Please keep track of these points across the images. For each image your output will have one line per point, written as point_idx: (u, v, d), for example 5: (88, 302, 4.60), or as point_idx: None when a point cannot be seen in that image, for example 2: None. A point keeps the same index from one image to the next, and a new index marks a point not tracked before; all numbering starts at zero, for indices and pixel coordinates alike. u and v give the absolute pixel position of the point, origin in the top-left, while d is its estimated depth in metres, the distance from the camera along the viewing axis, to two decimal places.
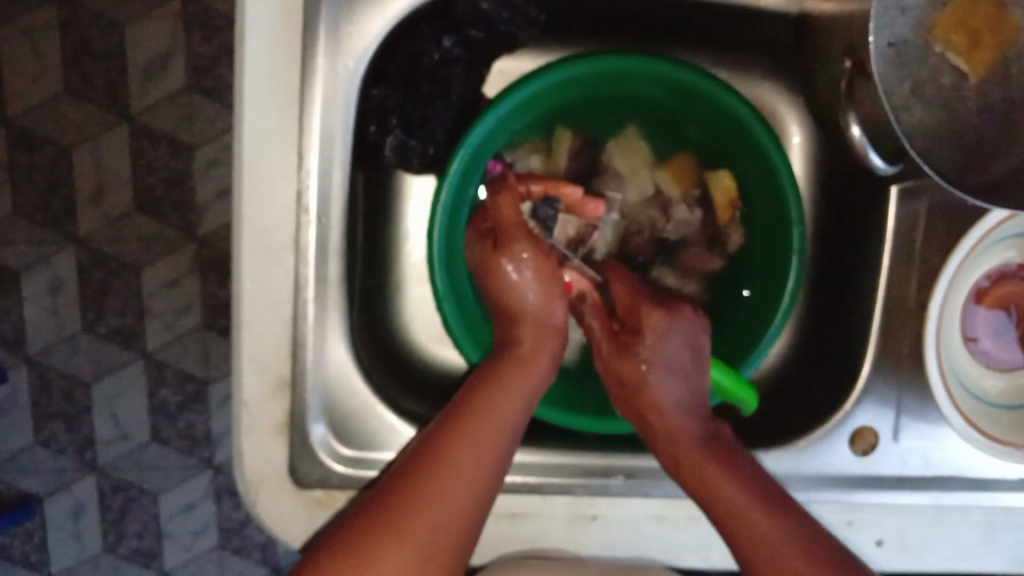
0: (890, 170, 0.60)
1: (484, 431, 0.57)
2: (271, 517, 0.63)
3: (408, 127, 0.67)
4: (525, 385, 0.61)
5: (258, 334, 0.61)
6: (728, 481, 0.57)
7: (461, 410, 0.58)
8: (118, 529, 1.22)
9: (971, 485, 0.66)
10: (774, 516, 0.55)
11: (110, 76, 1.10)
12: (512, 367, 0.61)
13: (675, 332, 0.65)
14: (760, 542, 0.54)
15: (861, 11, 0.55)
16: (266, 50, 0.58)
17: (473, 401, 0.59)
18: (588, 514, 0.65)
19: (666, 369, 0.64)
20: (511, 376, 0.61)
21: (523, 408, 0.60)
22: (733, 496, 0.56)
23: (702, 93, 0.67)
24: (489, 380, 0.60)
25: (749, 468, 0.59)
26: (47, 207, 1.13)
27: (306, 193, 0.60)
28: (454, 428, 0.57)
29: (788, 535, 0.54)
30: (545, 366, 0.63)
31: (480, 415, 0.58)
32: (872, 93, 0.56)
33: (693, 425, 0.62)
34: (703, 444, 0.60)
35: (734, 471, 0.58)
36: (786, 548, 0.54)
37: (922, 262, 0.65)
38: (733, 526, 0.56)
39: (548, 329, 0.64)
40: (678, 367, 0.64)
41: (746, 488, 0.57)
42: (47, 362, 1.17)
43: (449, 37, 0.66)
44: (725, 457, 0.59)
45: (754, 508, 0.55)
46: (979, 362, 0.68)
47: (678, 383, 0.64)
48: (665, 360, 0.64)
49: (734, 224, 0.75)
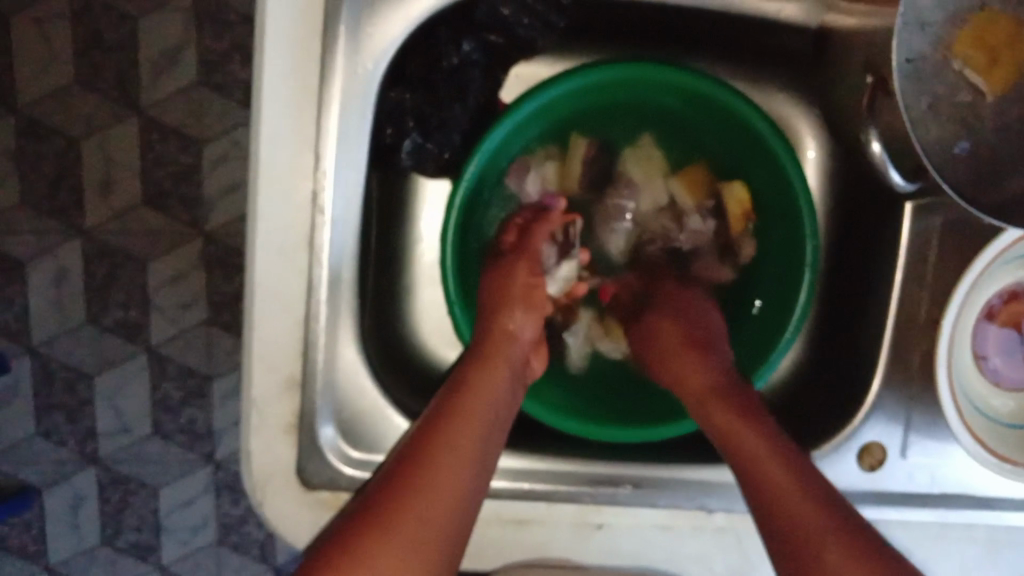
0: (910, 188, 0.60)
1: (464, 428, 0.56)
2: (277, 516, 0.63)
3: (426, 131, 0.66)
4: (486, 410, 0.59)
5: (269, 333, 0.61)
6: (748, 430, 0.58)
7: (431, 429, 0.56)
8: (117, 523, 1.22)
9: (976, 503, 0.66)
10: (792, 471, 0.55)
11: (121, 68, 1.10)
12: (476, 389, 0.60)
13: (700, 308, 0.70)
14: (776, 485, 0.54)
15: (885, 27, 0.54)
16: (286, 47, 0.57)
17: (454, 399, 0.58)
18: (593, 522, 0.65)
19: (683, 317, 0.68)
20: (476, 399, 0.59)
21: (493, 431, 0.58)
22: (752, 442, 0.57)
23: (717, 100, 0.67)
24: (453, 403, 0.58)
25: (762, 419, 0.59)
26: (54, 198, 1.12)
27: (321, 193, 0.59)
28: (427, 441, 0.55)
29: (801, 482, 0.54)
30: (503, 389, 0.61)
31: (452, 434, 0.56)
32: (896, 112, 0.56)
33: (712, 374, 0.63)
34: (729, 392, 0.61)
35: (753, 420, 0.58)
36: (791, 498, 0.53)
37: (934, 279, 0.65)
38: (749, 471, 0.56)
39: (513, 362, 0.64)
40: (695, 320, 0.68)
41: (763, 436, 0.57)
42: (50, 352, 1.17)
43: (468, 41, 0.65)
44: (744, 407, 0.60)
45: (768, 456, 0.56)
46: (988, 381, 0.68)
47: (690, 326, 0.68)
48: (689, 315, 0.69)
49: (748, 236, 0.75)
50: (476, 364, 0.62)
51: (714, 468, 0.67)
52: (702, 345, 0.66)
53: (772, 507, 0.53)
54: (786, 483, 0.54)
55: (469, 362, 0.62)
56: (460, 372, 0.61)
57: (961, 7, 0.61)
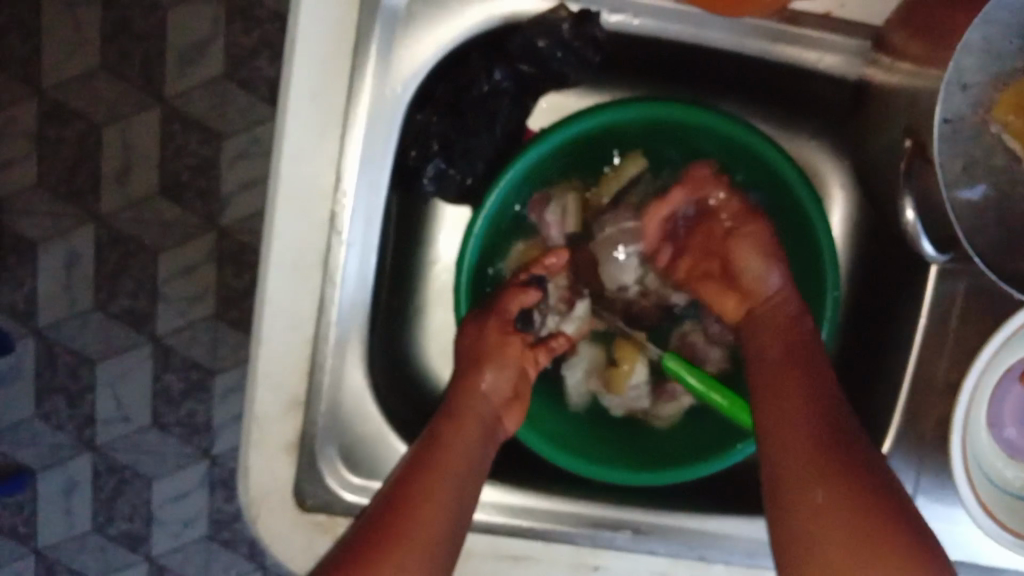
0: (939, 259, 0.58)
1: (446, 478, 0.57)
2: (269, 533, 0.62)
3: (450, 155, 0.65)
4: (454, 474, 0.57)
5: (275, 351, 0.60)
6: (778, 339, 0.63)
7: (407, 484, 0.56)
8: (109, 510, 1.21)
9: (979, 571, 0.66)
10: (839, 448, 0.54)
11: (148, 57, 1.09)
12: (440, 453, 0.58)
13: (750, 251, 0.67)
14: (780, 407, 0.58)
15: (927, 91, 0.53)
16: (315, 66, 0.56)
17: (437, 448, 0.59)
18: (589, 564, 0.64)
19: (767, 258, 0.66)
20: (442, 463, 0.58)
21: (464, 494, 0.57)
22: (806, 423, 0.56)
23: (746, 146, 0.66)
24: (420, 467, 0.57)
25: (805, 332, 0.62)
26: (70, 181, 1.12)
27: (339, 214, 0.59)
28: (408, 492, 0.55)
29: (846, 458, 0.53)
30: (469, 451, 0.60)
31: (419, 503, 0.55)
32: (931, 178, 0.54)
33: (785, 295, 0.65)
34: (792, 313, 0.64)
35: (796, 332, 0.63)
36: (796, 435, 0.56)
37: (955, 343, 0.64)
38: (771, 445, 0.57)
39: (483, 418, 0.63)
40: (770, 249, 0.67)
41: (824, 400, 0.57)
42: (56, 335, 1.16)
43: (501, 69, 0.63)
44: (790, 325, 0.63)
45: (801, 392, 0.58)
46: (1004, 454, 0.67)
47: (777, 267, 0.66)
48: (748, 262, 0.67)
49: None
50: (441, 429, 0.61)
51: (716, 519, 0.65)
52: (787, 288, 0.65)
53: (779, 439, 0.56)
54: (797, 404, 0.57)
55: (433, 429, 0.61)
56: (426, 435, 0.60)
57: (1004, 70, 0.60)
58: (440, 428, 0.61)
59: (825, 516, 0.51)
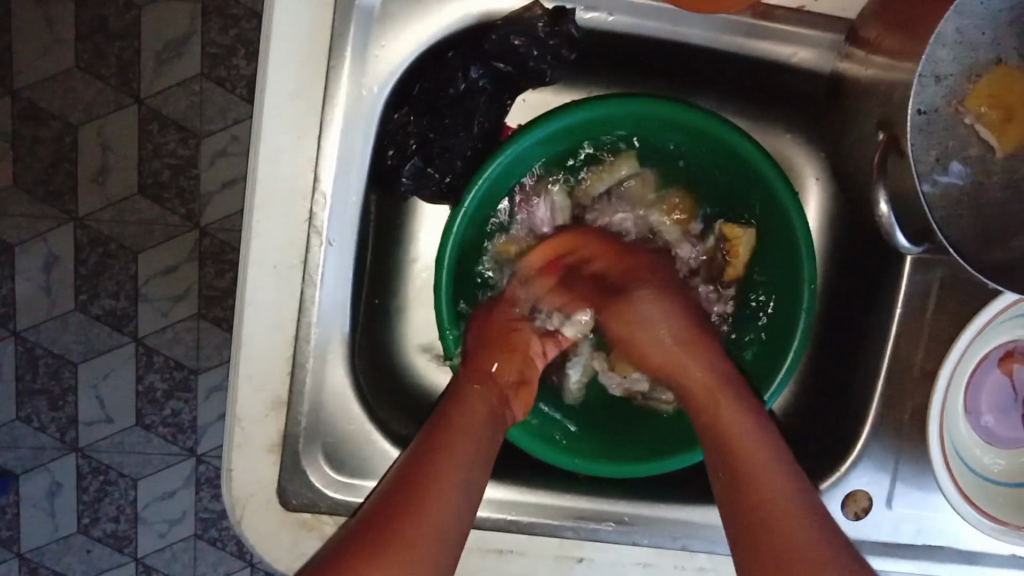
0: (915, 251, 0.59)
1: (448, 466, 0.57)
2: (252, 535, 0.63)
3: (428, 155, 0.64)
4: (455, 478, 0.56)
5: (257, 352, 0.61)
6: (707, 358, 0.64)
7: (411, 473, 0.56)
8: (94, 512, 1.21)
9: (959, 556, 0.67)
10: (780, 478, 0.55)
11: (124, 55, 1.08)
12: (443, 455, 0.57)
13: (643, 315, 0.66)
14: (722, 420, 0.59)
15: (901, 87, 0.53)
16: (292, 68, 0.56)
17: (438, 435, 0.59)
18: (574, 556, 0.65)
19: (648, 302, 0.66)
20: (445, 464, 0.57)
21: (464, 496, 0.56)
22: (748, 445, 0.57)
23: (722, 141, 0.66)
24: (422, 464, 0.56)
25: (710, 351, 0.64)
26: (48, 182, 1.11)
27: (318, 216, 0.59)
28: (415, 484, 0.55)
29: (785, 496, 0.54)
30: (475, 450, 0.59)
31: (418, 510, 0.54)
32: (906, 171, 0.55)
33: (674, 320, 0.66)
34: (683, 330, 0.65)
35: (700, 349, 0.64)
36: (756, 449, 0.57)
37: (931, 332, 0.65)
38: (728, 455, 0.57)
39: (491, 405, 0.63)
40: (656, 317, 0.66)
41: (762, 447, 0.57)
42: (36, 337, 1.16)
43: (477, 67, 0.63)
44: (691, 336, 0.65)
45: (727, 409, 0.60)
46: (981, 440, 0.68)
47: (654, 306, 0.66)
48: (639, 321, 0.66)
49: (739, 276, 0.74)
50: (447, 426, 0.60)
51: (699, 510, 0.66)
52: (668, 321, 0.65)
53: (730, 447, 0.58)
54: (727, 418, 0.59)
55: (435, 426, 0.60)
56: (429, 432, 0.59)
57: (978, 62, 0.61)
58: (446, 428, 0.59)
59: (760, 509, 0.54)
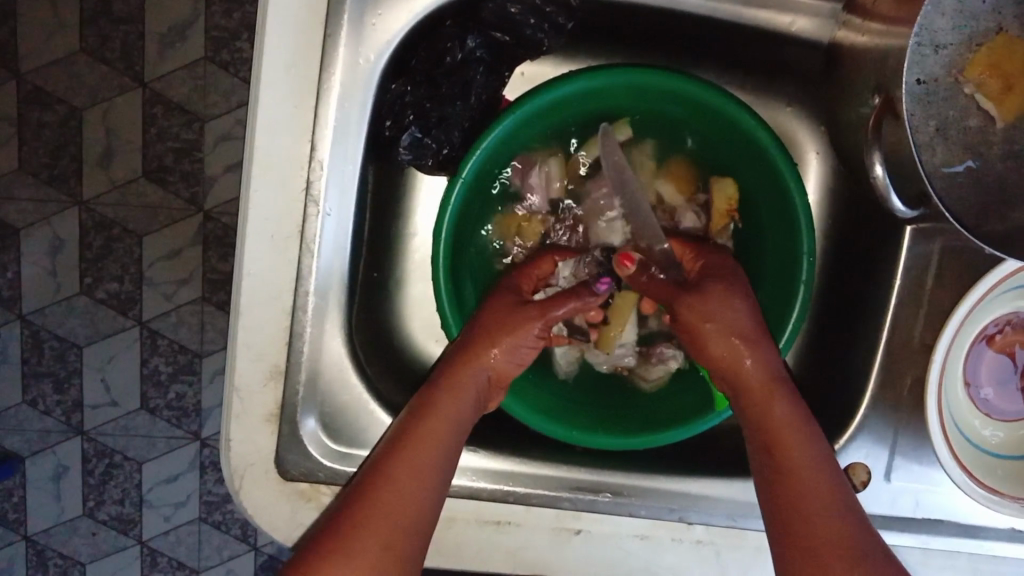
0: (911, 214, 0.58)
1: (426, 458, 0.55)
2: (252, 503, 0.63)
3: (424, 125, 0.65)
4: (431, 473, 0.55)
5: (254, 322, 0.61)
6: (756, 351, 0.58)
7: (384, 462, 0.54)
8: (99, 495, 1.21)
9: (959, 531, 0.66)
10: (827, 497, 0.52)
11: (128, 40, 1.09)
12: (419, 445, 0.55)
13: (727, 306, 0.60)
14: (772, 421, 0.55)
15: (896, 52, 0.53)
16: (287, 34, 0.56)
17: (415, 428, 0.56)
18: (572, 528, 0.65)
19: (739, 305, 0.60)
20: (422, 456, 0.55)
21: (434, 493, 0.55)
22: (801, 456, 0.54)
23: (722, 113, 0.66)
24: (394, 456, 0.55)
25: (765, 346, 0.59)
26: (53, 166, 1.12)
27: (315, 183, 0.59)
28: (385, 476, 0.53)
29: (831, 495, 0.52)
30: (450, 437, 0.57)
31: (388, 509, 0.52)
32: (902, 136, 0.55)
33: (741, 317, 0.59)
34: (744, 316, 0.60)
35: (757, 342, 0.59)
36: (784, 445, 0.54)
37: (930, 304, 0.65)
38: (774, 448, 0.55)
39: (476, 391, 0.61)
40: (755, 317, 0.60)
41: (817, 461, 0.53)
42: (41, 321, 1.16)
43: (474, 37, 0.64)
44: (752, 330, 0.59)
45: (771, 405, 0.56)
46: (980, 411, 0.67)
47: (744, 301, 0.61)
48: (717, 310, 0.59)
49: (726, 234, 0.74)
50: (422, 413, 0.58)
51: (695, 481, 0.67)
52: (750, 311, 0.60)
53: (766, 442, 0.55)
54: (766, 412, 0.56)
55: (419, 408, 0.58)
56: (405, 419, 0.58)
57: (978, 31, 0.60)
58: (420, 414, 0.57)
59: (805, 500, 0.52)
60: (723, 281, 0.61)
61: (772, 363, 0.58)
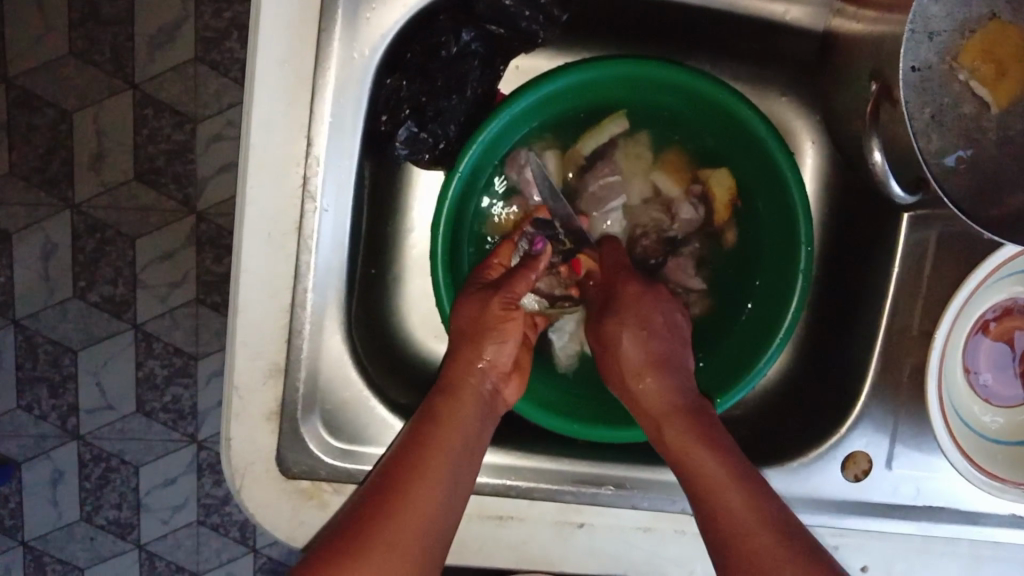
0: (910, 199, 0.59)
1: (438, 464, 0.55)
2: (254, 503, 0.62)
3: (421, 119, 0.64)
4: (443, 477, 0.55)
5: (253, 320, 0.60)
6: (658, 378, 0.62)
7: (399, 466, 0.54)
8: (96, 499, 1.20)
9: (961, 517, 0.66)
10: (745, 490, 0.53)
11: (117, 41, 1.08)
12: (429, 452, 0.55)
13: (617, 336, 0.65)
14: (677, 437, 0.58)
15: (892, 38, 0.53)
16: (282, 29, 0.56)
17: (420, 443, 0.56)
18: (575, 521, 0.65)
19: (644, 328, 0.65)
20: (432, 465, 0.55)
21: (449, 505, 0.54)
22: (706, 460, 0.55)
23: (715, 101, 0.66)
24: (406, 465, 0.54)
25: (673, 373, 0.63)
26: (43, 169, 1.11)
27: (311, 179, 0.59)
28: (397, 485, 0.53)
29: (740, 491, 0.53)
30: (461, 447, 0.57)
31: (399, 517, 0.51)
32: (899, 122, 0.55)
33: (639, 345, 0.64)
34: (645, 341, 0.64)
35: (664, 369, 0.63)
36: (697, 453, 0.56)
37: (929, 290, 0.66)
38: (682, 462, 0.57)
39: (480, 405, 0.61)
40: (665, 339, 0.65)
41: (721, 460, 0.55)
42: (34, 326, 1.16)
43: (469, 31, 0.64)
44: (654, 355, 0.64)
45: (682, 425, 0.59)
46: (979, 397, 0.68)
47: (655, 324, 0.66)
48: (624, 334, 0.65)
49: (733, 225, 0.74)
50: (435, 423, 0.58)
51: None
52: (651, 334, 0.65)
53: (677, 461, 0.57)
54: (671, 434, 0.59)
55: (425, 417, 0.59)
56: (418, 428, 0.58)
57: (970, 17, 0.61)
58: (428, 427, 0.57)
59: (719, 498, 0.53)
60: (640, 290, 0.67)
61: (674, 388, 0.62)
